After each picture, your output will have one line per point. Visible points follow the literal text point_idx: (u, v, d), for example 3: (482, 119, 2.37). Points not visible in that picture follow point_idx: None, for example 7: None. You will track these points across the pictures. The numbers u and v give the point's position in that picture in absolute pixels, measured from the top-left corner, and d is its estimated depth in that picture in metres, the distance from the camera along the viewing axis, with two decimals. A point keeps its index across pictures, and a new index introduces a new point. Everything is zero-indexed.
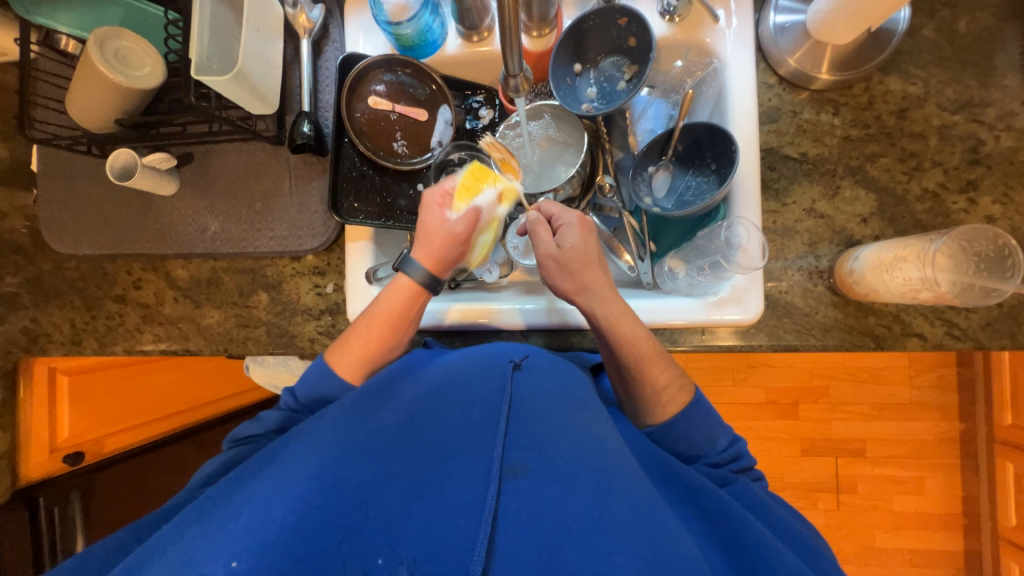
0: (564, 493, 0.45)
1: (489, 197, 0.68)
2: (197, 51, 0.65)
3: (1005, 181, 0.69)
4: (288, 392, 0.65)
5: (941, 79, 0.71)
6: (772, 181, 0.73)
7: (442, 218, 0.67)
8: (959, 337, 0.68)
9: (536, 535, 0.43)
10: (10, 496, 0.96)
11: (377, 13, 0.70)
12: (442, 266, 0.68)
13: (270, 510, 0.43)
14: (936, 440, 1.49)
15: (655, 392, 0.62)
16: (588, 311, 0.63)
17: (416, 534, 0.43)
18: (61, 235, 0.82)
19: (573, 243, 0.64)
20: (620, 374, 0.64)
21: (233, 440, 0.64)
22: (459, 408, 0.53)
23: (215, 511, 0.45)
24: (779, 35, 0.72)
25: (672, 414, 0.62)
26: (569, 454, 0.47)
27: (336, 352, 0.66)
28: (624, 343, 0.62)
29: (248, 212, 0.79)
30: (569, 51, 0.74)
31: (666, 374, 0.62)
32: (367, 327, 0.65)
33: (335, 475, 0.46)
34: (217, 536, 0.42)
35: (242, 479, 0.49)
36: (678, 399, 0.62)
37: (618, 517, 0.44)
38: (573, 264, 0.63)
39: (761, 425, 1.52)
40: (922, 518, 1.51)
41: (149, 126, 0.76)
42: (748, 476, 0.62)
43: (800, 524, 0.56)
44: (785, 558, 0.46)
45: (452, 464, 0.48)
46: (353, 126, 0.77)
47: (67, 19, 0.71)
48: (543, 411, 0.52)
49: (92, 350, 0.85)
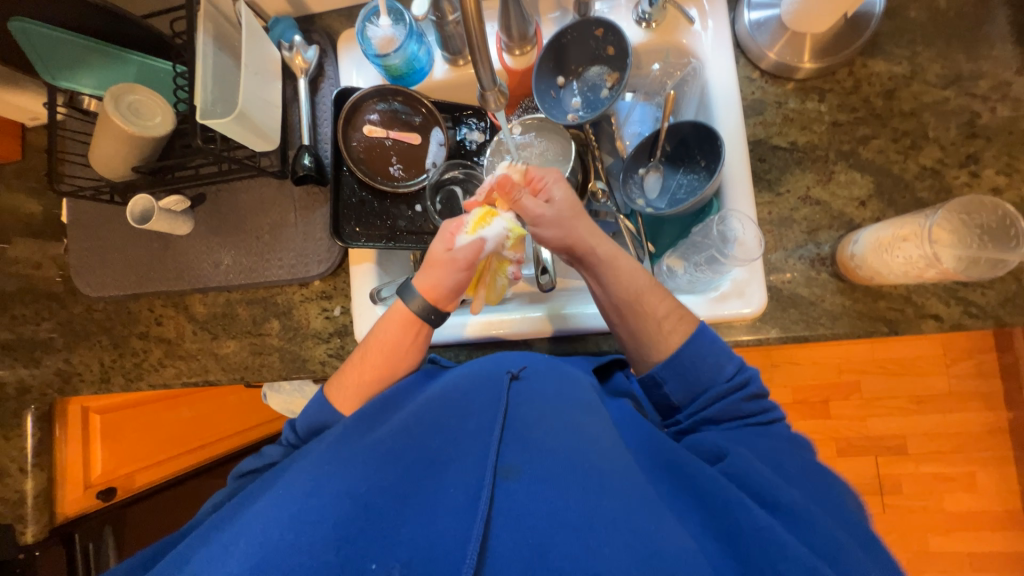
0: (555, 491, 0.45)
1: (496, 229, 0.66)
2: (203, 98, 0.70)
3: (1007, 151, 0.67)
4: (289, 427, 0.66)
5: (927, 56, 0.71)
6: (764, 172, 0.73)
7: (449, 245, 0.66)
8: (978, 315, 0.66)
9: (526, 532, 0.43)
10: (47, 534, 0.98)
11: (366, 48, 0.74)
12: (439, 293, 0.66)
13: (268, 528, 0.43)
14: (983, 431, 1.40)
15: (656, 323, 0.62)
16: (587, 254, 0.65)
17: (410, 540, 0.43)
18: (89, 279, 0.88)
19: (561, 195, 0.66)
20: (620, 315, 0.64)
21: (239, 475, 0.64)
22: (454, 418, 0.53)
23: (220, 532, 0.46)
24: (756, 30, 0.72)
25: (677, 344, 0.61)
26: (562, 456, 0.48)
27: (335, 385, 0.67)
28: (619, 278, 0.63)
29: (257, 244, 0.83)
30: (551, 65, 0.77)
31: (665, 302, 0.63)
32: (364, 356, 0.67)
33: (333, 490, 0.45)
34: (216, 559, 0.42)
35: (246, 506, 0.50)
36: (680, 329, 0.61)
37: (608, 512, 0.44)
38: (568, 212, 0.66)
39: (791, 426, 1.46)
40: (979, 517, 1.40)
41: (164, 170, 0.82)
42: (763, 416, 0.58)
43: (809, 502, 0.48)
44: (780, 536, 0.42)
45: (445, 472, 0.49)
46: (350, 154, 0.80)
47: (89, 81, 0.76)
48: (537, 417, 0.52)
49: (119, 386, 0.89)
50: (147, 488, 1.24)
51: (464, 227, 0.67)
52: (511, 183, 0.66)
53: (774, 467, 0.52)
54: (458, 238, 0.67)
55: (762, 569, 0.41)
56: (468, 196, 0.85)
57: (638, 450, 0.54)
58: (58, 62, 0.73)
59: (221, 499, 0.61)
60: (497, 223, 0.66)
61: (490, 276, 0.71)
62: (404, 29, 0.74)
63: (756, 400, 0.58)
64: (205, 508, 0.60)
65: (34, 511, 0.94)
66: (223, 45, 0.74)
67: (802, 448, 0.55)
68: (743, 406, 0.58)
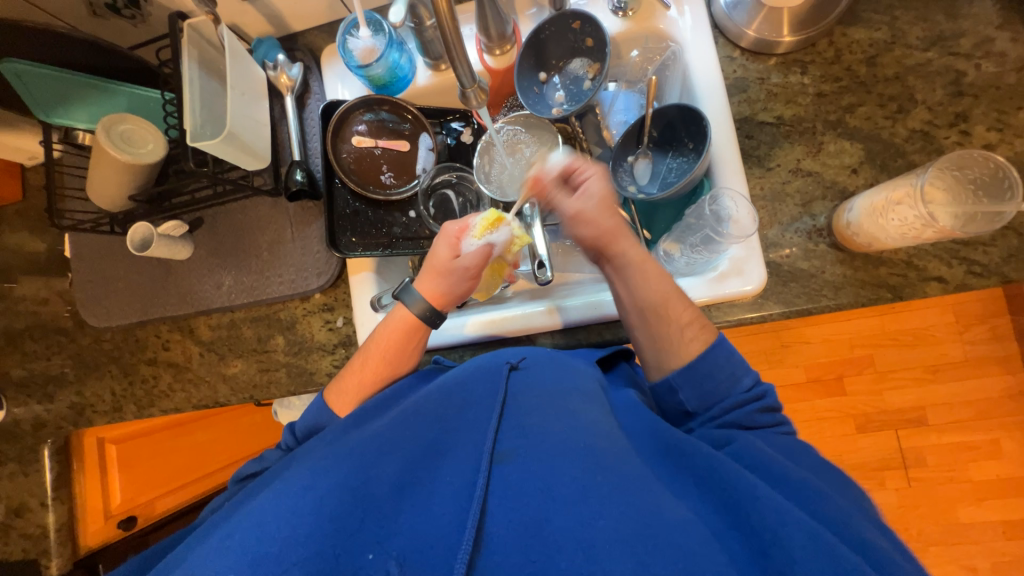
0: (552, 470, 0.45)
1: (503, 237, 0.68)
2: (192, 121, 0.71)
3: (996, 107, 0.67)
4: (287, 431, 0.65)
5: (906, 19, 0.71)
6: (752, 148, 0.73)
7: (456, 251, 0.68)
8: (982, 274, 0.65)
9: (524, 512, 0.43)
10: (71, 567, 0.97)
11: (348, 60, 0.75)
12: (444, 303, 0.69)
13: (265, 522, 0.42)
14: (1003, 396, 1.38)
15: (677, 330, 0.60)
16: (616, 255, 0.66)
17: (406, 531, 0.43)
18: (96, 311, 0.89)
19: (598, 191, 0.67)
20: (642, 317, 0.63)
21: (240, 479, 0.64)
22: (453, 408, 0.54)
23: (214, 533, 0.45)
24: (733, 10, 0.72)
25: (695, 353, 0.59)
26: (557, 438, 0.48)
27: (335, 391, 0.66)
28: (645, 281, 0.63)
29: (257, 262, 0.84)
30: (532, 62, 0.78)
31: (686, 312, 0.61)
32: (364, 365, 0.66)
33: (330, 482, 0.45)
34: (213, 554, 0.41)
35: (239, 508, 0.49)
36: (700, 338, 0.59)
37: (605, 487, 0.44)
38: (600, 214, 0.66)
39: (807, 406, 1.45)
40: (1007, 484, 1.38)
41: (161, 196, 0.83)
42: (775, 428, 0.56)
43: (825, 487, 0.47)
44: (788, 512, 0.41)
45: (442, 462, 0.49)
46: (341, 166, 0.81)
47: (82, 115, 0.77)
48: (534, 404, 0.53)
49: (132, 414, 0.90)
50: (168, 514, 1.25)
51: (472, 231, 0.68)
52: (547, 180, 0.68)
53: (790, 459, 0.51)
54: (463, 244, 0.68)
55: (761, 535, 0.41)
56: (462, 198, 0.85)
57: (638, 435, 0.53)
58: (51, 100, 0.74)
59: (220, 502, 0.60)
60: (505, 229, 0.68)
61: (488, 275, 0.75)
62: (384, 38, 0.75)
63: (772, 413, 0.57)
64: (206, 510, 0.61)
65: (56, 545, 0.95)
66: (209, 70, 0.76)
67: (804, 447, 0.54)
68: (759, 417, 0.56)
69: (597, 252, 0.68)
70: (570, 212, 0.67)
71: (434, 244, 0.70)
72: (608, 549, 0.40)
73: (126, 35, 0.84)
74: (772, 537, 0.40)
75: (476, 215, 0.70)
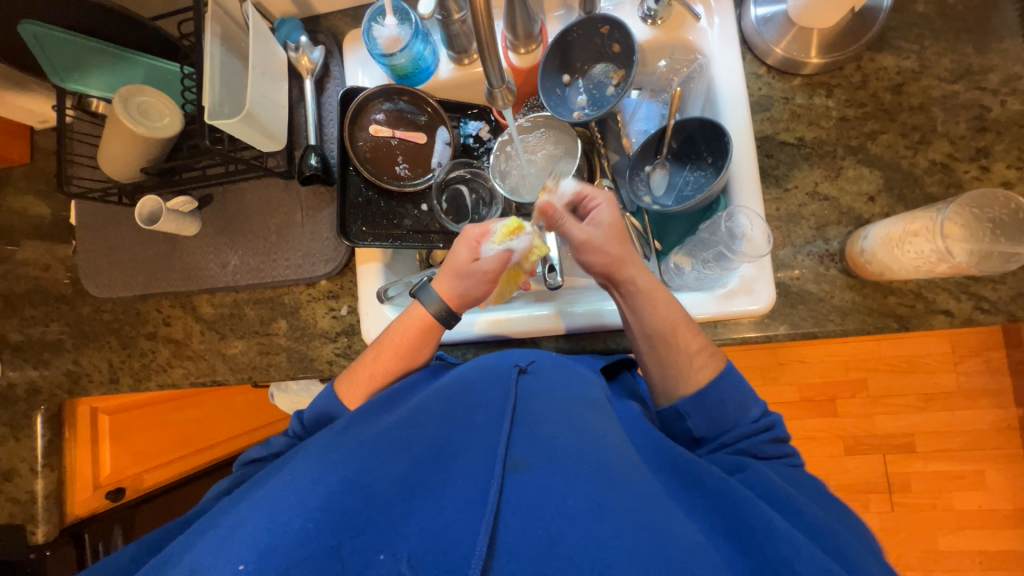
0: (565, 482, 0.46)
1: (522, 243, 0.69)
2: (211, 97, 0.70)
3: (1017, 145, 0.67)
4: (296, 418, 0.66)
5: (935, 49, 0.70)
6: (771, 168, 0.73)
7: (476, 255, 0.67)
8: (990, 310, 0.65)
9: (536, 522, 0.44)
10: (57, 533, 0.98)
11: (371, 47, 0.75)
12: (459, 304, 0.69)
13: (275, 515, 0.42)
14: (992, 429, 1.39)
15: (687, 357, 0.60)
16: (625, 282, 0.63)
17: (417, 532, 0.43)
18: (98, 280, 0.88)
19: (608, 219, 0.65)
20: (650, 343, 0.62)
21: (247, 463, 0.65)
22: (463, 410, 0.54)
23: (221, 521, 0.45)
24: (762, 26, 0.72)
25: (706, 380, 0.59)
26: (570, 449, 0.48)
27: (346, 382, 0.66)
28: (656, 310, 0.62)
29: (265, 244, 0.83)
30: (557, 64, 0.77)
31: (696, 340, 0.61)
32: (376, 358, 0.66)
33: (340, 479, 0.45)
34: (222, 545, 0.41)
35: (246, 497, 0.49)
36: (711, 364, 0.60)
37: (618, 504, 0.44)
38: (612, 240, 0.64)
39: (799, 425, 1.46)
40: (989, 515, 1.39)
41: (172, 171, 0.82)
42: (783, 460, 0.57)
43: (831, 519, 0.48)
44: (798, 540, 0.42)
45: (453, 464, 0.49)
46: (357, 154, 0.80)
47: (98, 83, 0.76)
48: (545, 413, 0.53)
49: (128, 387, 0.89)
50: (158, 487, 1.26)
51: (492, 236, 0.68)
52: (555, 210, 0.66)
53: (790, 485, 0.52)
54: (484, 248, 0.68)
55: (771, 559, 0.42)
56: (474, 194, 0.85)
57: (650, 451, 0.53)
58: (67, 65, 0.74)
59: (226, 487, 0.60)
60: (524, 237, 0.69)
61: (502, 283, 0.75)
62: (410, 28, 0.74)
63: (778, 443, 0.58)
64: (210, 494, 0.61)
65: (44, 513, 0.95)
66: (231, 47, 0.75)
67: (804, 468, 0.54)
68: (767, 448, 0.56)
69: (605, 279, 0.65)
70: (580, 240, 0.65)
71: (454, 245, 0.69)
72: (620, 567, 0.40)
73: (147, 4, 0.82)
74: (784, 565, 0.41)
75: (496, 222, 0.70)
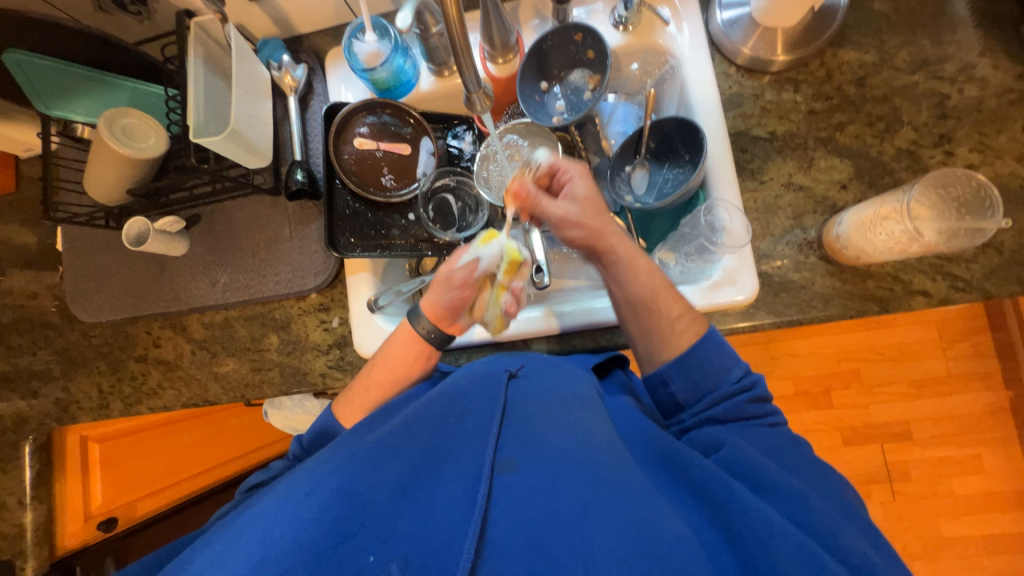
0: (554, 481, 0.46)
1: (491, 252, 0.65)
2: (195, 117, 0.71)
3: (978, 129, 0.70)
4: (296, 441, 0.66)
5: (893, 44, 0.74)
6: (746, 162, 0.75)
7: (450, 265, 0.67)
8: (965, 289, 0.67)
9: (524, 524, 0.44)
10: (48, 567, 0.98)
11: (352, 63, 0.77)
12: (437, 316, 0.66)
13: (268, 528, 0.42)
14: (985, 412, 1.41)
15: (669, 323, 0.62)
16: (606, 252, 0.66)
17: (409, 534, 0.43)
18: (87, 306, 0.88)
19: (584, 192, 0.68)
20: (634, 311, 0.64)
21: (247, 489, 0.63)
22: (453, 416, 0.54)
23: (215, 539, 0.45)
24: (729, 28, 0.75)
25: (688, 344, 0.61)
26: (558, 447, 0.49)
27: (343, 401, 0.67)
28: (637, 277, 0.64)
29: (254, 260, 0.84)
30: (534, 71, 0.80)
31: (677, 305, 0.63)
32: (370, 374, 0.67)
33: (331, 488, 0.45)
34: (218, 562, 0.41)
35: (242, 513, 0.49)
36: (692, 329, 0.61)
37: (604, 501, 0.44)
38: (592, 211, 0.67)
39: (796, 418, 1.47)
40: (989, 499, 1.40)
41: (159, 192, 0.83)
42: (764, 420, 0.57)
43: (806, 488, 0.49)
44: (772, 518, 0.43)
45: (443, 470, 0.49)
46: (342, 167, 0.82)
47: (81, 108, 0.77)
48: (533, 413, 0.54)
49: (119, 412, 0.88)
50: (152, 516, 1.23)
51: (468, 246, 0.68)
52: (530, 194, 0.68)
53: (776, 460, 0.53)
54: (457, 259, 0.67)
55: (754, 547, 0.43)
56: (460, 203, 0.86)
57: (639, 447, 0.54)
58: (52, 93, 0.75)
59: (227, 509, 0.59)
60: (495, 246, 0.66)
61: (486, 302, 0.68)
62: (390, 43, 0.77)
63: (761, 403, 0.58)
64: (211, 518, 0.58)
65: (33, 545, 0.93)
66: (215, 68, 0.76)
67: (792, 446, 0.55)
68: (748, 408, 0.57)
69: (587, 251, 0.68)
70: (561, 216, 0.67)
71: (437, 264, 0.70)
72: (607, 561, 0.41)
73: (130, 30, 0.84)
74: (764, 554, 0.42)
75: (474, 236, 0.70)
